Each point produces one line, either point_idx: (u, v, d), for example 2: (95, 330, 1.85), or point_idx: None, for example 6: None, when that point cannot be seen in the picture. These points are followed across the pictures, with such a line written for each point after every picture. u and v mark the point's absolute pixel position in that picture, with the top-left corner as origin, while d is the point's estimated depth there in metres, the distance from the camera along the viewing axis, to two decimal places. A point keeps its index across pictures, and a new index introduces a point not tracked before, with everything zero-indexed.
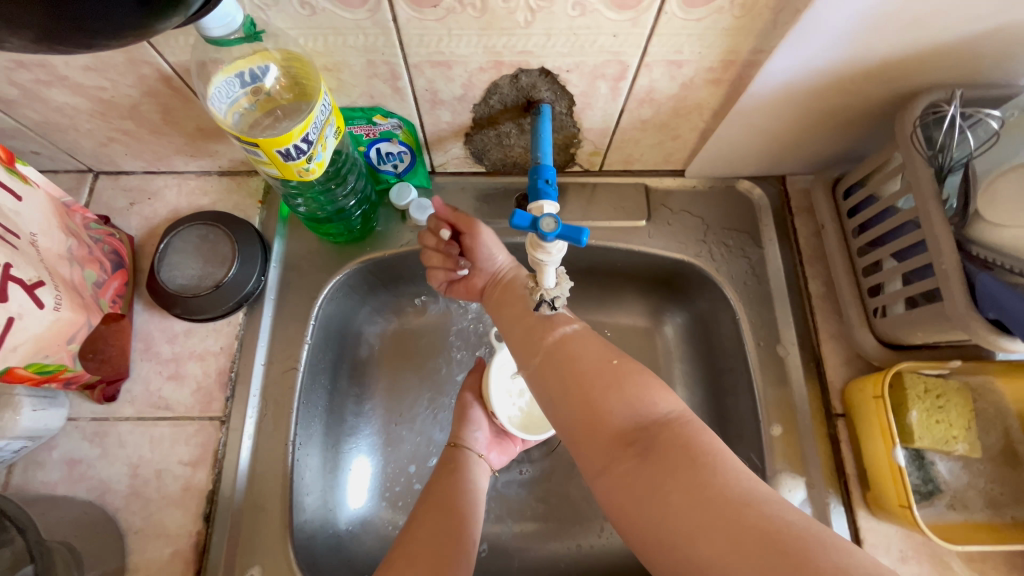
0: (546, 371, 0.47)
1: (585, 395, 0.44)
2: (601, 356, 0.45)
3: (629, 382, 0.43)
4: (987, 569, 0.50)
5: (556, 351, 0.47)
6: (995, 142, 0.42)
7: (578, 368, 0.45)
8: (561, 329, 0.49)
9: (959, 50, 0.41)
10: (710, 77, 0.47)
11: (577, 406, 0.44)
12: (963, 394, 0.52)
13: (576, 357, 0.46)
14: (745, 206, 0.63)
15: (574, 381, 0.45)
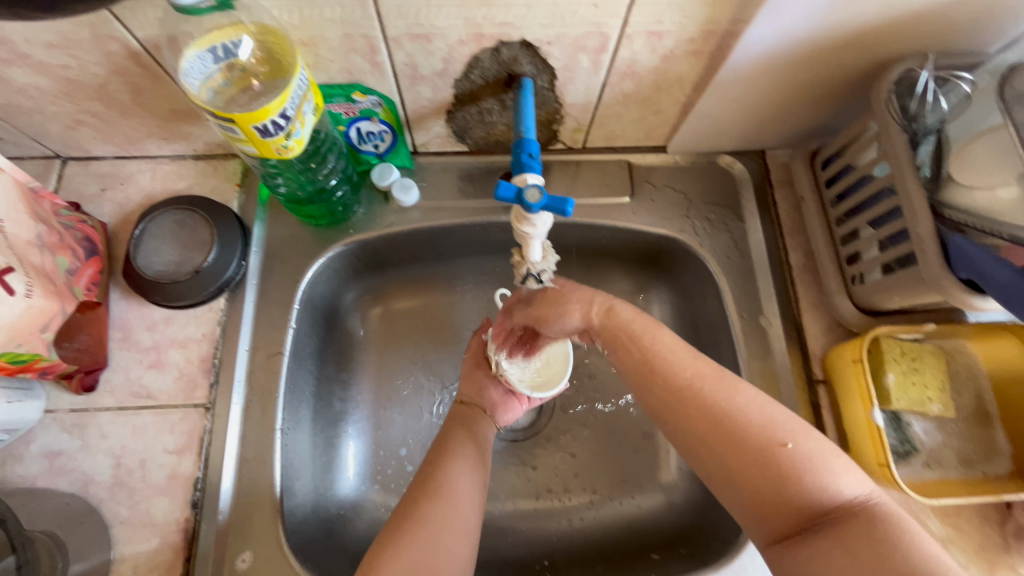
0: (672, 412, 0.43)
1: (756, 472, 0.39)
2: (769, 432, 0.40)
3: (810, 457, 0.39)
4: (960, 523, 0.52)
5: (688, 398, 0.42)
6: (967, 107, 0.43)
7: (743, 443, 0.40)
8: (703, 383, 0.43)
9: (931, 17, 0.42)
10: (690, 49, 0.47)
11: (747, 481, 0.40)
12: (938, 358, 0.54)
13: (744, 429, 0.40)
14: (727, 181, 0.64)
15: (735, 453, 0.40)
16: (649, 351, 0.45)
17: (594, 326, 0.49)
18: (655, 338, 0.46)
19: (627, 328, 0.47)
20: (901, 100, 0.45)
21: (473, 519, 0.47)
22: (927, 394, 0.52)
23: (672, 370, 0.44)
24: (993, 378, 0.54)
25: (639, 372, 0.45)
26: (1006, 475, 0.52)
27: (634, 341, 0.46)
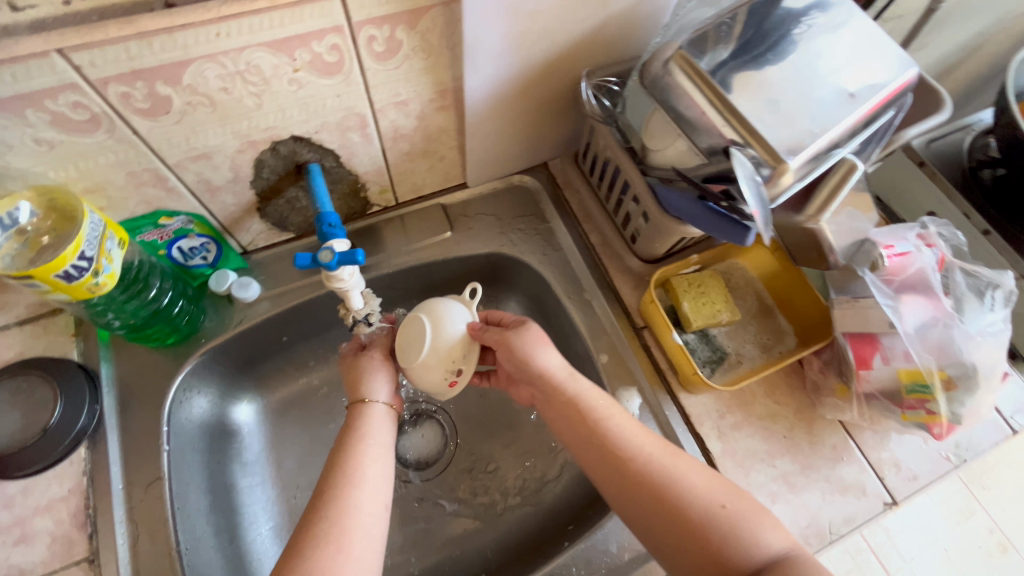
0: (620, 482, 0.50)
1: (695, 543, 0.45)
2: (705, 500, 0.47)
3: (744, 523, 0.46)
4: (780, 397, 0.64)
5: (638, 469, 0.49)
6: (628, 97, 0.55)
7: (682, 513, 0.47)
8: (650, 456, 0.50)
9: (589, 42, 0.56)
10: (436, 106, 0.58)
11: (683, 548, 0.46)
12: (718, 278, 0.67)
13: (683, 501, 0.47)
14: (526, 194, 0.76)
15: (671, 522, 0.47)
16: (611, 421, 0.52)
17: (555, 396, 0.54)
18: (616, 420, 0.52)
19: (592, 402, 0.53)
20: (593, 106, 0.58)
21: (378, 530, 0.47)
22: (719, 308, 0.65)
23: (629, 442, 0.51)
24: (762, 279, 0.69)
25: (591, 437, 0.52)
26: (795, 346, 0.66)
27: (595, 411, 0.53)
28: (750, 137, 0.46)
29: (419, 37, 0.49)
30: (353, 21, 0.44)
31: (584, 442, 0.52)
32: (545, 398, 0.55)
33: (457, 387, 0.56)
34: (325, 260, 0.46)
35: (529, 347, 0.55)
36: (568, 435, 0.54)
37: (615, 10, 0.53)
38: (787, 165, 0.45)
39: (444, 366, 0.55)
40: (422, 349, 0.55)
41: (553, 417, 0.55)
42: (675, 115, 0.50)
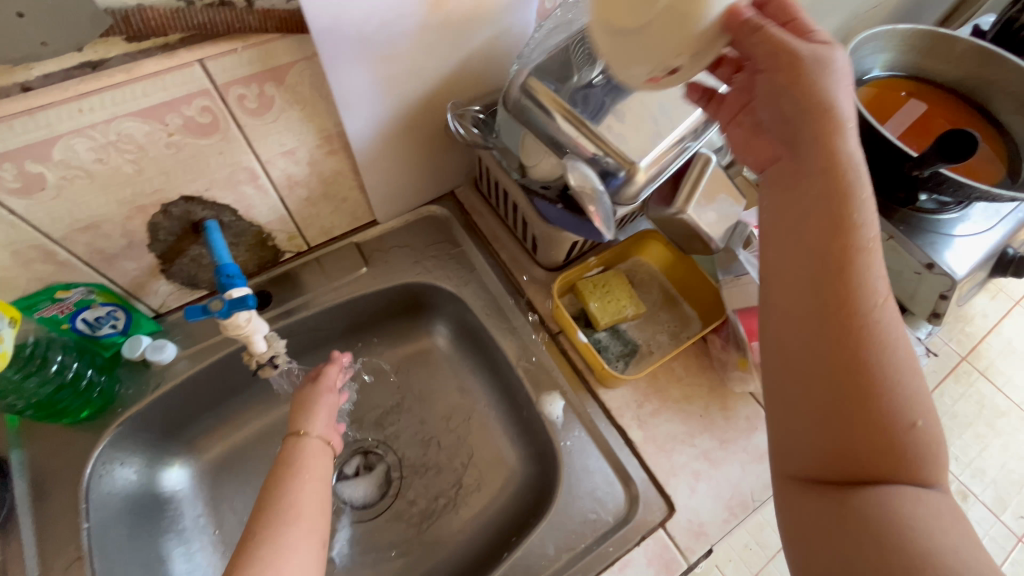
0: (833, 349, 0.37)
1: (857, 413, 0.36)
2: (908, 406, 0.37)
3: (930, 436, 0.37)
4: (693, 379, 0.68)
5: (869, 354, 0.37)
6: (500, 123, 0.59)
7: (880, 415, 0.36)
8: (892, 357, 0.37)
9: (458, 77, 0.61)
10: (325, 151, 0.61)
11: (849, 447, 0.37)
12: (621, 276, 0.71)
13: (895, 409, 0.36)
14: (437, 223, 0.80)
15: (863, 419, 0.36)
16: (867, 304, 0.38)
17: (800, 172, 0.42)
18: (871, 310, 0.38)
19: (865, 278, 0.38)
20: (465, 136, 0.62)
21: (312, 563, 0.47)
22: (624, 304, 0.69)
23: (885, 330, 0.38)
24: (664, 271, 0.74)
25: (837, 302, 0.38)
26: (700, 329, 0.70)
27: (854, 289, 0.38)
28: (606, 146, 0.51)
29: (290, 90, 0.52)
30: (218, 83, 0.47)
31: (816, 251, 0.40)
32: (791, 253, 0.41)
33: (656, 86, 0.42)
34: (217, 309, 0.48)
35: (854, 174, 0.40)
36: (795, 281, 0.40)
37: (474, 45, 0.58)
38: (637, 166, 0.50)
39: (664, 57, 0.38)
40: (635, 40, 0.38)
41: (792, 245, 0.41)
42: (542, 135, 0.54)
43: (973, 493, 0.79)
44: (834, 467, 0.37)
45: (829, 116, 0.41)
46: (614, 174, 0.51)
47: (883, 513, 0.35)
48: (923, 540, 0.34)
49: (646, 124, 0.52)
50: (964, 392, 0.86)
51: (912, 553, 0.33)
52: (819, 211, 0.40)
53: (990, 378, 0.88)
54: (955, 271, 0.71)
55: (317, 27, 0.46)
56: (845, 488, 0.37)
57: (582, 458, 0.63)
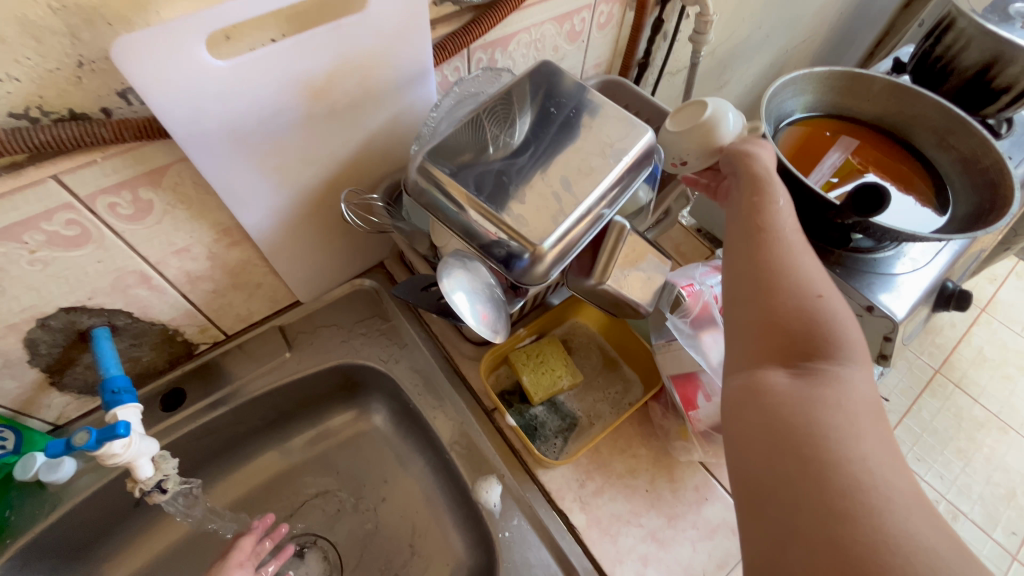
0: (751, 262, 0.46)
1: (764, 303, 0.43)
2: (807, 283, 0.43)
3: (834, 324, 0.41)
4: (638, 450, 0.64)
5: (778, 260, 0.44)
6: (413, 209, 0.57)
7: (784, 300, 0.42)
8: (797, 265, 0.44)
9: (362, 158, 0.59)
10: (225, 243, 0.58)
11: (766, 334, 0.42)
12: (556, 343, 0.68)
13: (799, 298, 0.42)
14: (367, 297, 0.77)
15: (773, 308, 0.42)
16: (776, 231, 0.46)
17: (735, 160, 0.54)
18: (784, 238, 0.46)
19: (773, 212, 0.48)
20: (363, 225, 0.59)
21: None
22: (559, 374, 0.66)
23: (787, 246, 0.45)
24: (602, 334, 0.72)
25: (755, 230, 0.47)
26: (642, 394, 0.67)
27: (766, 217, 0.48)
28: (507, 229, 0.48)
29: (170, 191, 0.49)
30: (82, 195, 0.44)
31: (736, 202, 0.51)
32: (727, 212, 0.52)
33: (677, 169, 0.61)
34: (82, 442, 0.44)
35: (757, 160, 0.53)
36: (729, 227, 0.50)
37: (374, 127, 0.56)
38: (542, 247, 0.48)
39: (683, 151, 0.58)
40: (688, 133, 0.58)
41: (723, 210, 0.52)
42: (445, 217, 0.52)
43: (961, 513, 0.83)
44: (759, 355, 0.42)
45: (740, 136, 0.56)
46: (518, 256, 0.49)
47: (799, 386, 0.38)
48: (823, 410, 0.36)
49: (549, 202, 0.50)
50: (942, 406, 0.94)
51: (816, 421, 0.36)
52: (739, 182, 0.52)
53: (965, 390, 0.96)
54: (895, 313, 0.70)
55: (180, 132, 0.43)
56: (765, 369, 0.41)
57: (523, 550, 0.58)
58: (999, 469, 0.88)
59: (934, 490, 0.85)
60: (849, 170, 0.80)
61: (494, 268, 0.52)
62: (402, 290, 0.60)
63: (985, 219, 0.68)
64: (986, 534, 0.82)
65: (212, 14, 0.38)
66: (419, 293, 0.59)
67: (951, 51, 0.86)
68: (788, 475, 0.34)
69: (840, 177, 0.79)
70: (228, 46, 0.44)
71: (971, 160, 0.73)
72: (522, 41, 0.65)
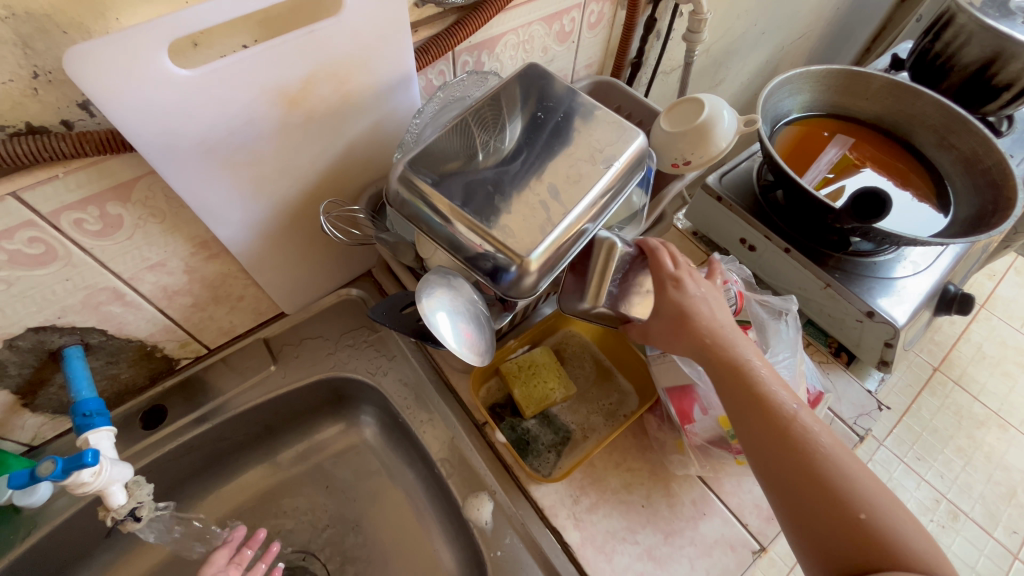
0: (747, 414, 0.46)
1: (813, 516, 0.40)
2: (851, 496, 0.40)
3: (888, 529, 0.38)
4: (634, 463, 0.62)
5: (819, 466, 0.41)
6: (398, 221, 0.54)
7: (835, 517, 0.39)
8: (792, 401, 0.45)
9: (344, 167, 0.57)
10: (202, 257, 0.56)
11: (791, 485, 0.42)
12: (549, 353, 0.66)
13: (845, 495, 0.40)
14: (354, 307, 0.74)
15: (792, 458, 0.42)
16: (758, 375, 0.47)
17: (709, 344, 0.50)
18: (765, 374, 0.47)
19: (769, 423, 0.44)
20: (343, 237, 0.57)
21: None
22: (552, 386, 0.64)
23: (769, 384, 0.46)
24: (597, 343, 0.70)
25: (732, 381, 0.47)
26: (637, 406, 0.65)
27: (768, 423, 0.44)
28: (493, 242, 0.46)
29: (141, 205, 0.47)
30: (44, 212, 0.42)
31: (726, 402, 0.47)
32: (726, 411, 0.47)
33: (677, 170, 0.63)
34: (49, 471, 0.43)
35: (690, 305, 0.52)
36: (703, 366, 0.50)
37: (355, 133, 0.54)
38: (530, 260, 0.46)
39: (682, 151, 0.61)
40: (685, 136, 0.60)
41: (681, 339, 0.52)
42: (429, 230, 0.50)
43: (963, 513, 0.81)
44: (787, 506, 0.42)
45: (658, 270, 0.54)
46: (505, 269, 0.47)
47: None
48: None
49: (536, 211, 0.48)
50: (942, 404, 0.90)
51: None
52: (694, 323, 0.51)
53: (965, 388, 0.94)
54: (896, 319, 0.68)
55: (148, 146, 0.41)
56: None
57: (515, 571, 0.56)
58: (999, 467, 0.86)
59: (934, 489, 0.82)
60: (845, 166, 0.78)
61: (480, 280, 0.50)
62: (379, 311, 0.56)
63: (987, 222, 0.66)
64: (987, 533, 0.80)
65: (171, 21, 0.36)
66: (396, 314, 0.56)
67: (950, 48, 0.84)
68: None
69: (836, 172, 0.78)
70: (195, 53, 0.41)
71: (972, 160, 0.72)
72: (510, 43, 0.62)
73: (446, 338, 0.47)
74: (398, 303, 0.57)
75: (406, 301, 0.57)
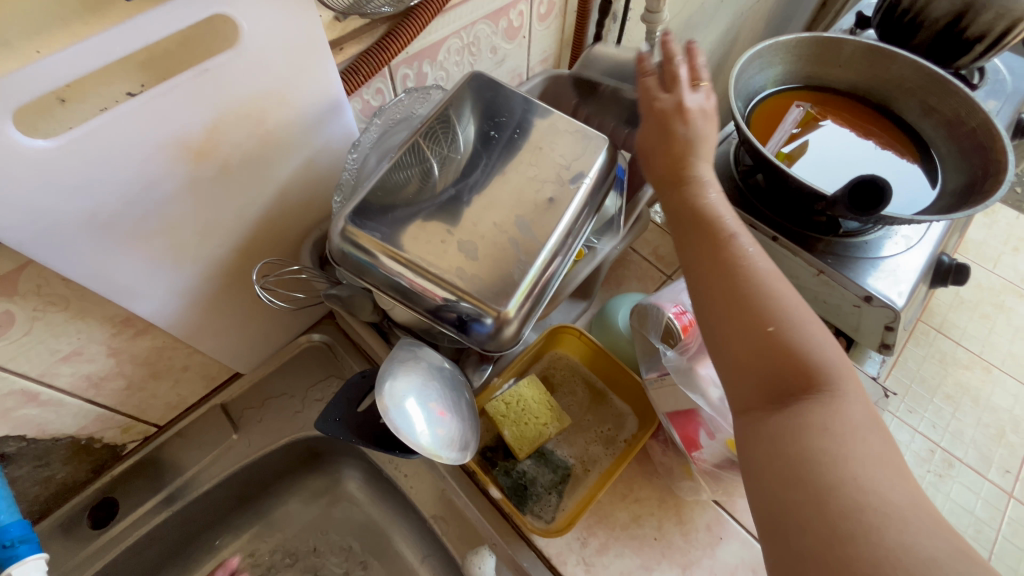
0: (698, 258, 0.44)
1: (741, 338, 0.39)
2: (763, 308, 0.39)
3: (800, 345, 0.37)
4: (640, 494, 0.58)
5: (738, 284, 0.40)
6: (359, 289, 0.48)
7: (741, 314, 0.39)
8: (848, 424, 0.34)
9: (279, 214, 0.49)
10: (127, 336, 0.48)
11: (738, 351, 0.39)
12: (538, 384, 0.60)
13: (756, 310, 0.39)
14: (318, 355, 0.67)
15: (743, 315, 0.39)
16: (792, 332, 0.38)
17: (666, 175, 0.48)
18: (834, 391, 0.36)
19: (726, 252, 0.42)
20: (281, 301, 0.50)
21: None
22: (544, 422, 0.58)
23: (813, 356, 0.37)
24: (587, 363, 0.64)
25: (690, 221, 0.45)
26: (637, 429, 0.60)
27: (729, 264, 0.42)
28: (457, 290, 0.40)
29: (34, 296, 0.40)
30: None
31: (683, 240, 0.45)
32: (677, 243, 0.46)
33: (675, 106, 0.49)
34: None
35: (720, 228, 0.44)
36: (719, 353, 0.41)
37: (285, 173, 0.47)
38: (507, 309, 0.40)
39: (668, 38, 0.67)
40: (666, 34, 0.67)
41: (702, 313, 0.42)
42: (381, 284, 0.43)
43: (957, 459, 0.74)
44: (737, 382, 0.39)
45: (705, 221, 0.45)
46: (477, 320, 0.41)
47: (789, 417, 0.36)
48: (834, 452, 0.33)
49: (501, 255, 0.42)
50: (927, 354, 0.84)
51: (809, 450, 0.34)
52: (728, 295, 0.41)
53: (947, 334, 0.86)
54: (895, 301, 0.64)
55: (20, 235, 0.33)
56: (756, 408, 0.38)
57: None
58: (986, 408, 0.80)
59: (928, 440, 0.76)
60: (806, 122, 0.75)
61: (449, 333, 0.43)
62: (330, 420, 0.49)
63: (979, 191, 0.62)
64: (981, 475, 0.74)
65: (16, 82, 0.28)
66: (352, 412, 0.50)
67: (918, 3, 0.79)
68: (795, 515, 0.32)
69: (802, 127, 0.74)
70: (65, 111, 0.34)
71: (955, 122, 0.68)
72: (453, 47, 0.55)
73: (419, 424, 0.44)
74: (355, 396, 0.51)
75: (362, 394, 0.52)
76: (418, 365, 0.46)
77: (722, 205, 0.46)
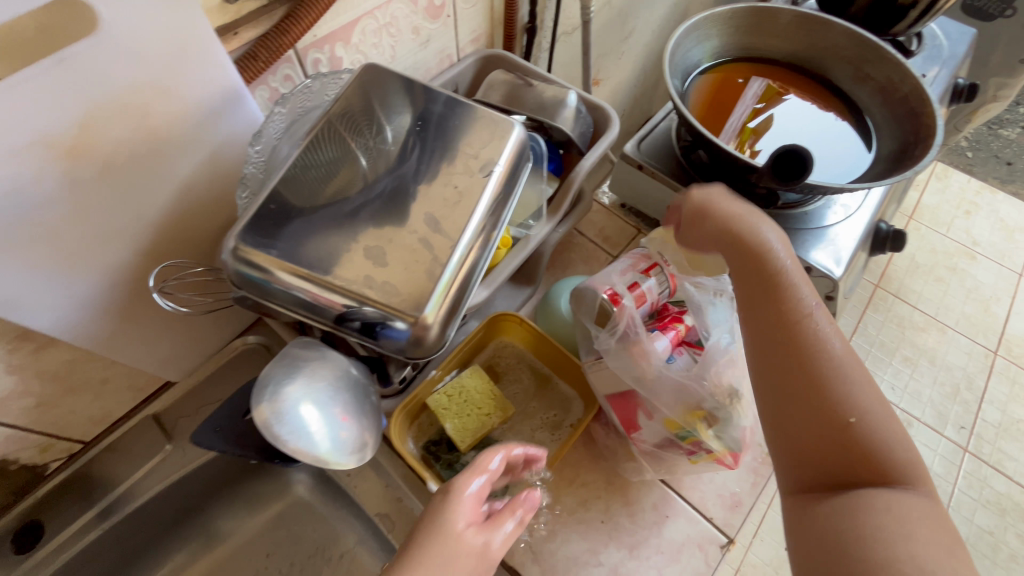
0: (769, 328, 0.44)
1: (812, 417, 0.41)
2: (845, 397, 0.40)
3: (877, 441, 0.40)
4: (587, 477, 0.58)
5: (817, 368, 0.41)
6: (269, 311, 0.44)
7: (822, 400, 0.41)
8: (917, 519, 0.37)
9: (185, 215, 0.47)
10: (28, 351, 0.46)
11: (806, 429, 0.41)
12: (481, 373, 0.59)
13: (834, 398, 0.41)
14: (254, 358, 0.64)
15: (817, 398, 0.41)
16: (870, 429, 0.40)
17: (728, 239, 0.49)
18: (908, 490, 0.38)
19: (805, 332, 0.43)
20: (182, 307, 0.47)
21: None
22: (486, 412, 0.57)
23: (889, 455, 0.39)
24: (531, 350, 0.63)
25: (764, 291, 0.45)
26: (582, 413, 0.60)
27: (811, 346, 0.42)
28: (361, 295, 0.39)
29: None
30: None
31: (750, 308, 0.46)
32: (745, 311, 0.46)
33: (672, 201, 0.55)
34: None
35: (796, 303, 0.44)
36: (785, 431, 0.43)
37: (185, 171, 0.44)
38: (426, 315, 0.38)
39: None
40: None
41: (769, 387, 0.43)
42: (285, 303, 0.41)
43: (915, 419, 0.76)
44: (800, 464, 0.42)
45: (780, 293, 0.44)
46: (385, 325, 0.39)
47: (851, 502, 0.38)
48: (900, 540, 0.35)
49: (412, 248, 0.40)
50: (885, 319, 0.86)
51: (870, 533, 0.36)
52: (804, 378, 0.42)
53: (904, 299, 0.88)
54: (833, 271, 0.65)
55: None
56: (821, 489, 0.40)
57: None
58: (942, 367, 0.82)
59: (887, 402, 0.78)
60: (770, 97, 0.74)
61: (359, 342, 0.41)
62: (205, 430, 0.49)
63: (909, 156, 0.62)
64: (938, 434, 0.76)
65: None
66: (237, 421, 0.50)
67: None
68: None
69: (764, 103, 0.74)
70: None
71: (889, 89, 0.68)
72: (369, 29, 0.53)
73: (314, 425, 0.43)
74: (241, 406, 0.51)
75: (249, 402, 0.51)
76: (323, 371, 0.46)
77: (801, 280, 0.45)
